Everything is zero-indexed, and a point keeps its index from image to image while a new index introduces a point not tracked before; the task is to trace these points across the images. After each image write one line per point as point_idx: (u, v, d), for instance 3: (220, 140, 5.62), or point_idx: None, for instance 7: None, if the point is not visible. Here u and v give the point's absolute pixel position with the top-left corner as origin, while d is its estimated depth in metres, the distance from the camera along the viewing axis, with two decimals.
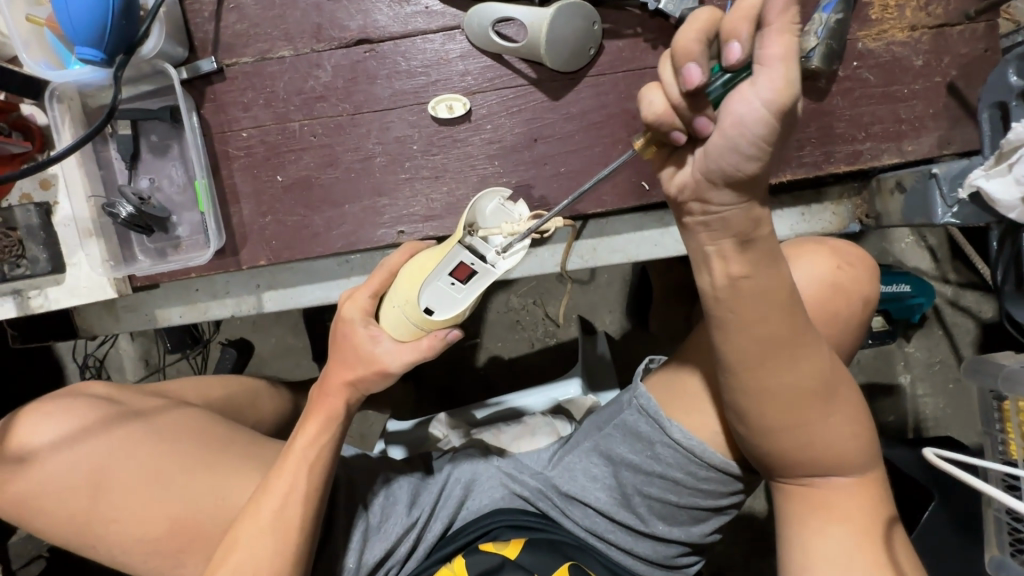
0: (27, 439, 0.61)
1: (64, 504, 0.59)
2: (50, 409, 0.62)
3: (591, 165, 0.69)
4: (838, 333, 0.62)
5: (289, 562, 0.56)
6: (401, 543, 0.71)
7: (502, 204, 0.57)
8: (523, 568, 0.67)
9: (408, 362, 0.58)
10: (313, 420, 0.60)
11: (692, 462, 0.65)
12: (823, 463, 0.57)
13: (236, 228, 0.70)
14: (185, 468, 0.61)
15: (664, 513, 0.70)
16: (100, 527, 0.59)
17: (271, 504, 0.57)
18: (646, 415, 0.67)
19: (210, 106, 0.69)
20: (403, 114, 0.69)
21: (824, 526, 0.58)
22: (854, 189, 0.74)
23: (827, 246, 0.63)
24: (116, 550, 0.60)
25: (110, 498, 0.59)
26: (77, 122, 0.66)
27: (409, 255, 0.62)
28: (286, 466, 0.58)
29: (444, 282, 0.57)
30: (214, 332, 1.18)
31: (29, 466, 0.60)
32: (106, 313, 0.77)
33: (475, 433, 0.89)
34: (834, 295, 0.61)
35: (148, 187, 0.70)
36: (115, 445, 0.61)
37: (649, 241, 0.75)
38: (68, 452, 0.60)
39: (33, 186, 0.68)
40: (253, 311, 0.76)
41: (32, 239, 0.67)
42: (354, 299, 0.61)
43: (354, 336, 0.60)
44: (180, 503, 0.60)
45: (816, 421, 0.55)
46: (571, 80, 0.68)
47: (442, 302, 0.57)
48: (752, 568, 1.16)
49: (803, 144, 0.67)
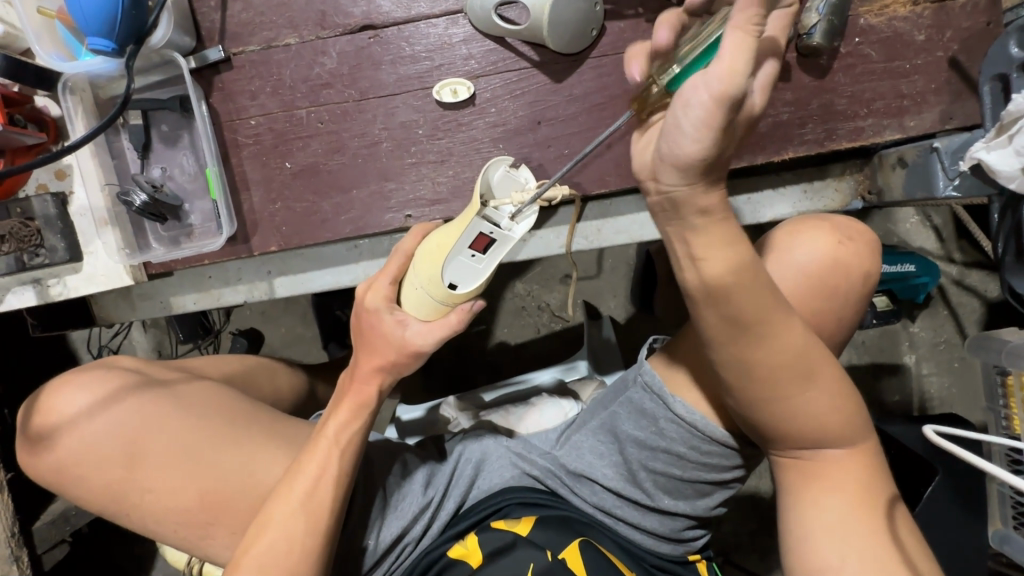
0: (65, 410, 0.62)
1: (100, 473, 0.61)
2: (85, 381, 0.64)
3: (594, 146, 0.69)
4: (839, 308, 0.63)
5: (321, 540, 0.59)
6: (414, 521, 0.73)
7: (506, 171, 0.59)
8: (535, 544, 0.69)
9: (438, 339, 0.59)
10: (345, 406, 0.62)
11: (696, 437, 0.66)
12: (821, 436, 0.58)
13: (247, 214, 0.71)
14: (218, 444, 0.63)
15: (669, 487, 0.71)
16: (135, 497, 0.61)
17: (302, 484, 0.59)
18: (651, 391, 0.68)
19: (218, 95, 0.70)
20: (407, 99, 0.70)
21: (824, 497, 0.59)
22: (856, 166, 0.75)
23: (828, 222, 0.64)
24: (148, 519, 0.62)
25: (145, 470, 0.61)
26: (90, 113, 0.68)
27: (421, 237, 0.63)
28: (317, 449, 0.60)
29: (466, 255, 0.59)
30: (225, 322, 1.20)
31: (67, 435, 0.62)
32: (122, 301, 0.79)
33: (484, 415, 0.90)
34: (835, 271, 0.62)
35: (160, 177, 0.71)
36: (150, 419, 0.62)
37: (653, 222, 0.76)
38: (102, 424, 0.61)
39: (49, 177, 0.70)
40: (266, 297, 0.78)
41: (50, 229, 0.69)
42: (375, 288, 0.62)
43: (381, 326, 0.61)
44: (212, 479, 0.62)
45: (813, 394, 0.56)
46: (574, 62, 0.68)
47: (465, 274, 0.59)
48: (758, 547, 1.18)
49: (805, 122, 0.68)
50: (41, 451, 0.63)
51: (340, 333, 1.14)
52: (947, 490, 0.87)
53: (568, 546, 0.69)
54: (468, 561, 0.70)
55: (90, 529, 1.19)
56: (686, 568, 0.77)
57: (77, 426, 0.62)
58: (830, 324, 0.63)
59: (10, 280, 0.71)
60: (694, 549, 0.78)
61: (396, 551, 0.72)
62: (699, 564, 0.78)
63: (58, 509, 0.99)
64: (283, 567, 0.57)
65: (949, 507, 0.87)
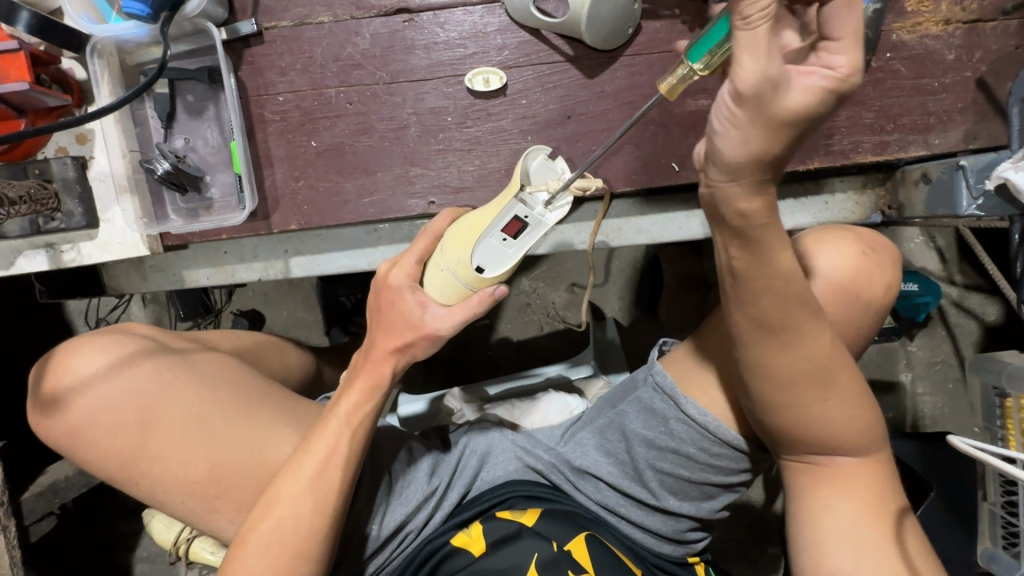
0: (79, 372, 0.61)
1: (111, 439, 0.60)
2: (102, 344, 0.63)
3: (622, 143, 0.70)
4: (855, 318, 0.63)
5: (328, 520, 0.58)
6: (419, 509, 0.72)
7: (544, 161, 0.60)
8: (541, 535, 0.69)
9: (459, 322, 0.60)
10: (358, 386, 0.61)
11: (705, 438, 0.66)
12: (832, 441, 0.59)
13: (269, 190, 0.71)
14: (229, 417, 0.62)
15: (676, 487, 0.72)
16: (145, 464, 0.61)
17: (313, 463, 0.59)
18: (662, 391, 0.68)
19: (247, 69, 0.69)
20: (438, 85, 0.69)
21: (834, 503, 0.60)
22: (877, 180, 0.75)
23: (852, 234, 0.65)
24: (156, 488, 0.61)
25: (157, 439, 0.60)
26: (115, 79, 0.67)
27: (451, 219, 0.63)
28: (328, 427, 0.60)
29: (496, 238, 0.59)
30: (226, 302, 1.19)
31: (80, 397, 0.61)
32: (134, 272, 0.78)
33: (490, 407, 0.90)
34: (857, 279, 0.62)
35: (183, 147, 0.70)
36: (165, 387, 0.62)
37: (673, 224, 0.76)
38: (115, 389, 0.61)
39: (69, 141, 0.69)
40: (281, 276, 0.77)
41: (68, 193, 0.68)
42: (400, 266, 0.62)
43: (401, 304, 0.61)
44: (224, 451, 0.61)
45: (824, 398, 0.56)
46: (608, 58, 0.68)
47: (498, 252, 0.60)
48: (746, 555, 1.19)
49: (833, 132, 0.69)
50: (52, 412, 0.62)
51: (343, 319, 1.13)
52: (942, 507, 0.87)
53: (574, 538, 0.69)
54: (471, 550, 0.69)
55: (76, 502, 1.17)
56: (684, 569, 0.77)
57: (92, 388, 0.61)
58: (846, 331, 0.63)
59: (24, 243, 0.70)
60: (694, 550, 0.78)
61: (398, 538, 0.72)
62: (697, 566, 0.78)
63: (48, 481, 0.96)
64: (288, 544, 0.57)
65: (947, 528, 0.87)
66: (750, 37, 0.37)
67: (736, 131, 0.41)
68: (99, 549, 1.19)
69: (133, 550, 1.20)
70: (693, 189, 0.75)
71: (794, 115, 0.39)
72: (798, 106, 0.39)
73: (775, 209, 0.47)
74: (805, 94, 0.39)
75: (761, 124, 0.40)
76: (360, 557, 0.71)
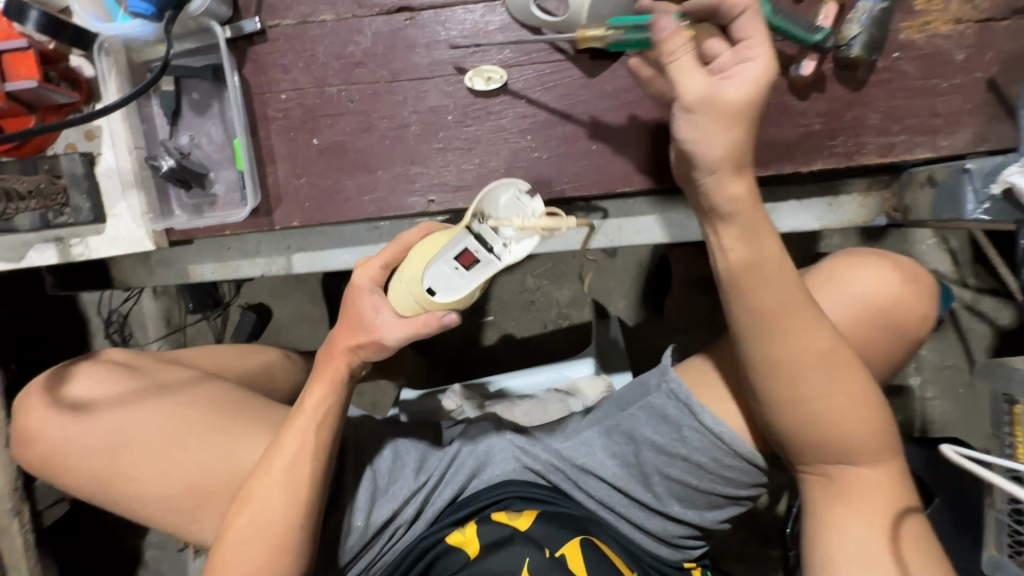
0: (56, 403, 0.66)
1: (89, 463, 0.64)
2: (74, 377, 0.68)
3: (622, 143, 0.69)
4: (884, 348, 0.63)
5: (301, 514, 0.59)
6: (405, 505, 0.73)
7: (514, 198, 0.56)
8: (534, 539, 0.69)
9: (404, 336, 0.59)
10: (317, 384, 0.62)
11: (718, 448, 0.66)
12: (835, 448, 0.58)
13: (271, 187, 0.71)
14: (196, 430, 0.65)
15: (682, 494, 0.71)
16: (122, 484, 0.64)
17: (281, 462, 0.60)
18: (676, 398, 0.68)
19: (251, 66, 0.70)
20: (439, 84, 0.70)
21: (843, 522, 0.59)
22: (883, 182, 0.74)
23: (891, 262, 0.65)
24: (136, 505, 0.64)
25: (130, 459, 0.64)
26: (123, 77, 0.68)
27: (426, 233, 0.61)
28: (296, 426, 0.61)
29: (449, 265, 0.58)
30: (234, 295, 1.22)
31: (58, 424, 0.65)
32: (141, 266, 0.79)
33: (489, 406, 0.91)
34: (892, 309, 0.63)
35: (188, 144, 0.71)
36: (135, 410, 0.65)
37: (676, 224, 0.75)
38: (89, 415, 0.65)
39: (78, 137, 0.70)
40: (283, 272, 0.78)
41: (76, 188, 0.69)
42: (367, 267, 0.62)
43: (359, 304, 0.61)
44: (195, 463, 0.63)
45: (823, 398, 0.55)
46: (609, 57, 0.68)
47: (447, 277, 0.58)
48: (748, 557, 1.19)
49: (837, 134, 0.68)
50: (32, 443, 0.66)
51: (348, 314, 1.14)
52: (946, 514, 0.86)
53: (567, 543, 0.69)
54: (466, 550, 0.70)
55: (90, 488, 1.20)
56: (682, 573, 0.77)
57: (67, 416, 0.65)
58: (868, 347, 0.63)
59: (34, 237, 0.72)
60: (692, 556, 0.78)
61: (390, 532, 0.73)
62: (695, 570, 0.78)
63: None
64: (263, 539, 0.58)
65: (951, 536, 0.86)
66: (682, 61, 0.51)
67: (697, 132, 0.51)
68: (111, 534, 1.22)
69: (144, 536, 1.23)
70: None
71: (736, 106, 0.50)
72: (739, 96, 0.50)
73: (738, 206, 0.52)
74: (747, 87, 0.50)
75: (715, 118, 0.51)
76: (356, 551, 0.72)
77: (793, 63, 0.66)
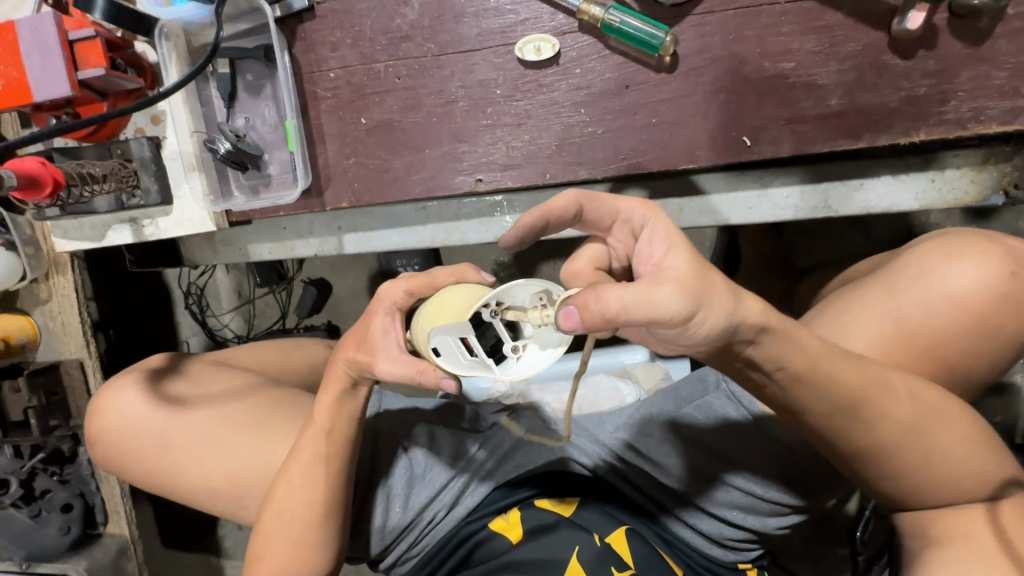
0: (107, 411, 0.72)
1: (142, 463, 0.71)
2: (118, 386, 0.73)
3: (686, 115, 0.63)
4: (985, 352, 0.55)
5: (331, 507, 0.63)
6: (444, 492, 0.74)
7: (540, 297, 0.42)
8: (580, 525, 0.68)
9: (400, 372, 0.50)
10: (324, 391, 0.61)
11: (783, 454, 0.64)
12: (937, 470, 0.52)
13: (321, 168, 0.71)
14: (231, 432, 0.70)
15: (741, 500, 0.68)
16: (173, 481, 0.70)
17: (302, 462, 0.62)
18: (737, 402, 0.65)
19: (301, 45, 0.69)
20: (488, 56, 0.66)
21: (953, 547, 0.53)
22: (1003, 154, 0.63)
23: (998, 246, 0.55)
24: (188, 497, 0.71)
25: (176, 460, 0.70)
26: (182, 60, 0.70)
27: (457, 277, 0.50)
28: (309, 432, 0.62)
29: (453, 341, 0.45)
30: (298, 270, 1.26)
31: (111, 427, 0.71)
32: (206, 245, 0.83)
33: (540, 393, 0.88)
34: (1002, 306, 0.53)
35: (244, 126, 0.73)
36: (174, 416, 0.71)
37: (746, 205, 0.67)
38: (139, 419, 0.71)
39: (145, 121, 0.73)
40: (335, 252, 0.79)
41: (145, 171, 0.72)
42: (392, 286, 0.53)
43: (371, 323, 0.53)
44: (233, 464, 0.69)
45: (909, 426, 0.50)
46: (673, 18, 0.61)
47: (448, 352, 0.46)
48: (812, 553, 1.12)
49: (948, 98, 0.58)
50: (96, 445, 0.73)
51: None
52: None
53: (614, 531, 0.68)
54: (508, 535, 0.70)
55: None
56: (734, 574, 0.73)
57: (119, 422, 0.71)
58: (970, 354, 0.55)
59: (112, 218, 0.76)
60: (748, 558, 0.74)
61: (430, 518, 0.74)
62: (750, 572, 0.74)
63: None
64: (298, 531, 0.62)
65: None
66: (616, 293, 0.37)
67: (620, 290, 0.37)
68: None
69: None
70: (770, 163, 0.66)
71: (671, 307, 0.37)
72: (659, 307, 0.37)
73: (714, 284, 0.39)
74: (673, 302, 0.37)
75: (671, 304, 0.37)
76: (399, 530, 0.74)
77: (897, 15, 0.56)
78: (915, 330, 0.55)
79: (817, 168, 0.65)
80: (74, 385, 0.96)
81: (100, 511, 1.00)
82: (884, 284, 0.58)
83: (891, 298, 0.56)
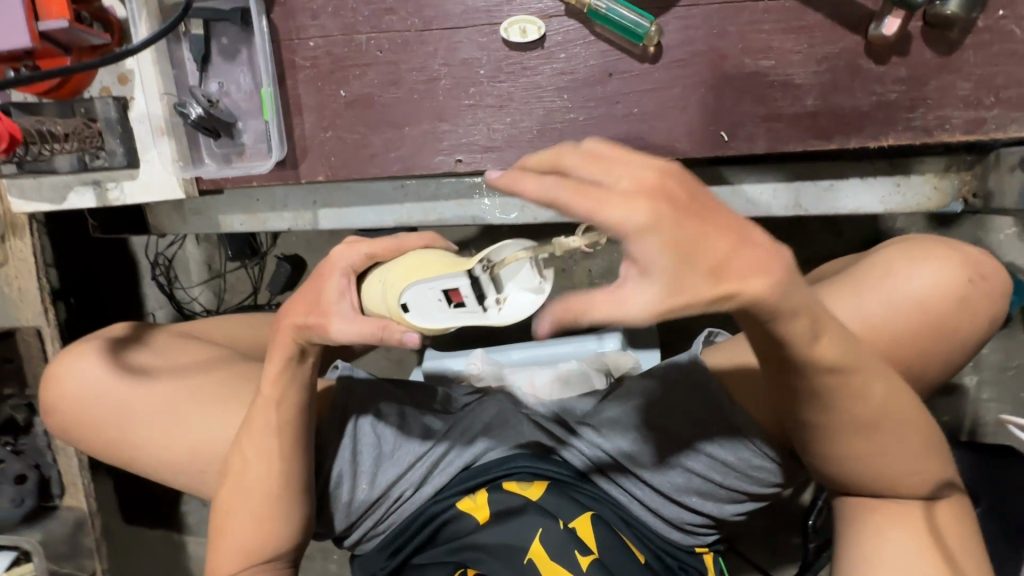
0: (63, 379, 0.70)
1: (100, 432, 0.69)
2: (76, 354, 0.71)
3: (665, 106, 0.63)
4: (934, 351, 0.57)
5: (293, 480, 0.62)
6: (411, 470, 0.74)
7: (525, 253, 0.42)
8: (546, 510, 0.69)
9: (358, 332, 0.49)
10: (276, 359, 0.59)
11: (746, 446, 0.64)
12: (889, 471, 0.54)
13: (298, 139, 0.70)
14: (193, 402, 0.69)
15: (701, 488, 0.68)
16: (132, 451, 0.69)
17: (265, 432, 0.62)
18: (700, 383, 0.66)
19: (280, 11, 0.67)
20: (472, 35, 0.65)
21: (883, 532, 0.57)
22: (964, 163, 0.66)
23: (957, 254, 0.58)
24: (148, 469, 0.69)
25: (135, 430, 0.68)
26: (153, 18, 0.67)
27: (427, 241, 0.51)
28: (265, 400, 0.61)
29: (432, 293, 0.45)
30: (271, 246, 1.22)
31: (68, 394, 0.70)
32: (175, 214, 0.81)
33: (511, 377, 0.88)
34: (957, 309, 0.56)
35: (217, 92, 0.70)
36: (134, 386, 0.69)
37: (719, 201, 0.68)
38: (96, 387, 0.69)
39: (112, 80, 0.70)
40: (309, 227, 0.78)
41: (110, 133, 0.70)
42: (351, 248, 0.53)
43: (327, 286, 0.52)
44: (193, 435, 0.68)
45: (882, 427, 0.50)
46: (658, 9, 0.61)
47: (423, 307, 0.46)
48: (770, 541, 1.16)
49: (916, 105, 0.59)
50: (51, 414, 0.71)
51: None
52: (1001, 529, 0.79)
53: (578, 517, 0.69)
54: (475, 516, 0.71)
55: None
56: (693, 558, 0.74)
57: (75, 389, 0.69)
58: (921, 353, 0.57)
59: (74, 180, 0.73)
60: (706, 542, 0.75)
61: (397, 495, 0.74)
62: (707, 556, 0.75)
63: None
64: (260, 502, 0.62)
65: None
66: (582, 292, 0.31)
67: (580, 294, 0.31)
68: None
69: None
70: (745, 161, 0.67)
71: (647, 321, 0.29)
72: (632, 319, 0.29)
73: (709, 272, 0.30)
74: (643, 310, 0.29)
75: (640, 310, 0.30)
76: (365, 506, 0.74)
77: (874, 20, 0.58)
78: (876, 326, 0.56)
79: (790, 168, 0.67)
80: (33, 352, 0.92)
81: (56, 483, 0.96)
82: (849, 282, 0.60)
83: (855, 298, 0.58)
